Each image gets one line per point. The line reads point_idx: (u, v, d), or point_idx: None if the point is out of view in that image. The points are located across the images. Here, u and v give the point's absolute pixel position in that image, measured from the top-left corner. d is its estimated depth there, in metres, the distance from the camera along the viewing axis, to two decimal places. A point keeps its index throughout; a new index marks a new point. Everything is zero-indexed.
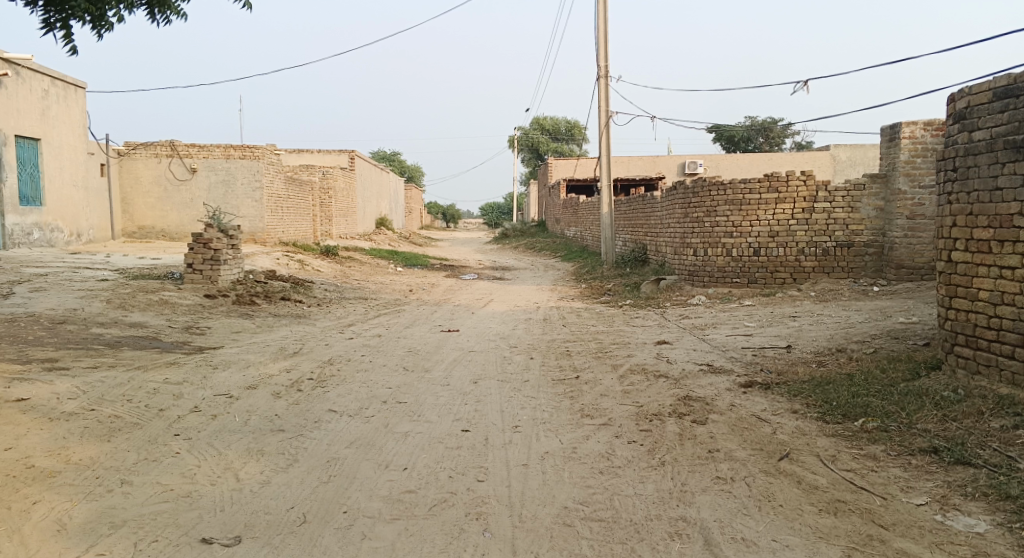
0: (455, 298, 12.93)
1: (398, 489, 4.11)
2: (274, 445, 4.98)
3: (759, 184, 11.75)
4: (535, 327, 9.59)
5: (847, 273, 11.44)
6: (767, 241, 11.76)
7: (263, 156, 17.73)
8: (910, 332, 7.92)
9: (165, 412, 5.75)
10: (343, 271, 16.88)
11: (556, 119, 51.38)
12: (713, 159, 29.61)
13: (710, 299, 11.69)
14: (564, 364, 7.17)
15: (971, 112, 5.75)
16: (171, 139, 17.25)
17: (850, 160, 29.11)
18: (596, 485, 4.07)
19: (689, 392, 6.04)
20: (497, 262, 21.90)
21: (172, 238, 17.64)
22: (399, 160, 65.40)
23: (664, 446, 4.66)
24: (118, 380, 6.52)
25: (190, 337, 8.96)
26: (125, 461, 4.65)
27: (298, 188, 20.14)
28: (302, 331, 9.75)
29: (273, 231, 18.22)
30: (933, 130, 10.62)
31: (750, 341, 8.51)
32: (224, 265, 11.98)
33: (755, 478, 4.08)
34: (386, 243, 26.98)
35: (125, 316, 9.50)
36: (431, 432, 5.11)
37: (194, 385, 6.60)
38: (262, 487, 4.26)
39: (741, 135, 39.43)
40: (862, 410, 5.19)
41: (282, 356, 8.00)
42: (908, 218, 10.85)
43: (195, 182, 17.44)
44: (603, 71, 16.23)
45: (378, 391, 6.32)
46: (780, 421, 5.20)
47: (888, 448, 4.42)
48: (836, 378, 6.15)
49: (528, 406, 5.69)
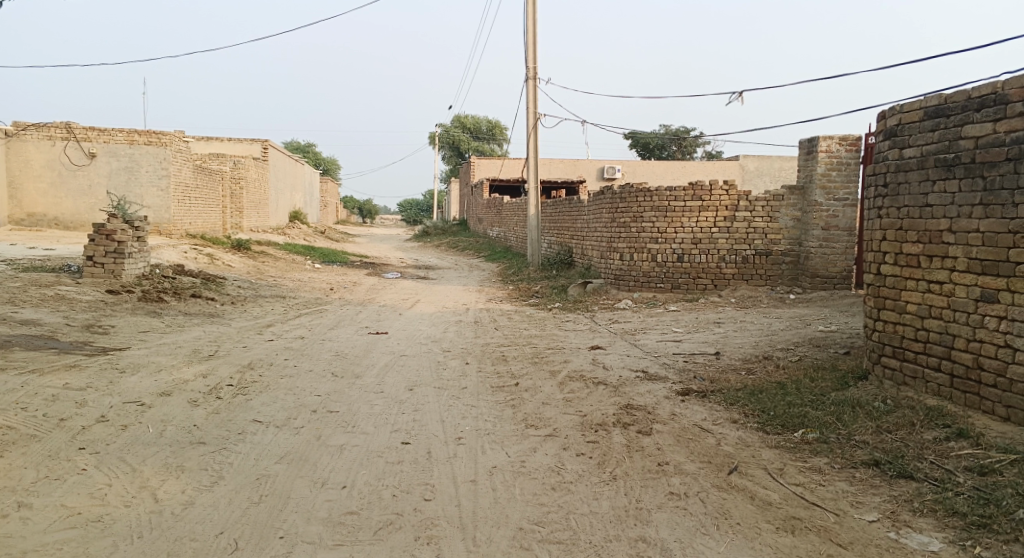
0: (379, 298, 12.55)
1: (338, 510, 3.83)
2: (195, 460, 4.58)
3: (685, 191, 11.93)
4: (466, 329, 9.37)
5: (766, 281, 11.77)
6: (690, 248, 11.96)
7: (171, 143, 16.75)
8: (831, 340, 8.18)
9: (67, 422, 5.22)
10: (257, 267, 16.15)
11: (477, 118, 51.27)
12: (630, 164, 30.12)
13: (635, 303, 11.79)
14: (500, 370, 6.98)
15: (902, 130, 5.93)
16: (68, 121, 16.01)
17: (758, 170, 30.33)
18: (549, 503, 3.91)
19: (630, 401, 5.97)
20: (419, 260, 21.54)
21: (67, 226, 16.44)
22: (314, 154, 63.61)
23: (613, 459, 4.55)
24: (11, 385, 5.90)
25: (91, 336, 8.28)
26: (22, 481, 4.16)
27: (207, 178, 19.16)
28: (216, 332, 9.18)
29: (180, 222, 17.25)
30: (848, 145, 11.06)
31: (681, 346, 8.57)
32: (128, 258, 11.18)
33: (708, 494, 4.03)
34: (301, 237, 26.09)
35: (16, 313, 8.69)
36: (368, 444, 4.82)
37: (99, 391, 6.04)
38: (185, 509, 3.87)
39: (655, 142, 40.57)
40: (800, 420, 5.25)
41: (196, 359, 7.46)
42: (823, 229, 11.20)
43: (95, 168, 16.27)
44: (532, 72, 16.16)
45: (307, 399, 5.96)
46: (723, 431, 5.20)
47: (832, 461, 4.47)
48: (769, 387, 6.23)
49: (469, 415, 5.48)
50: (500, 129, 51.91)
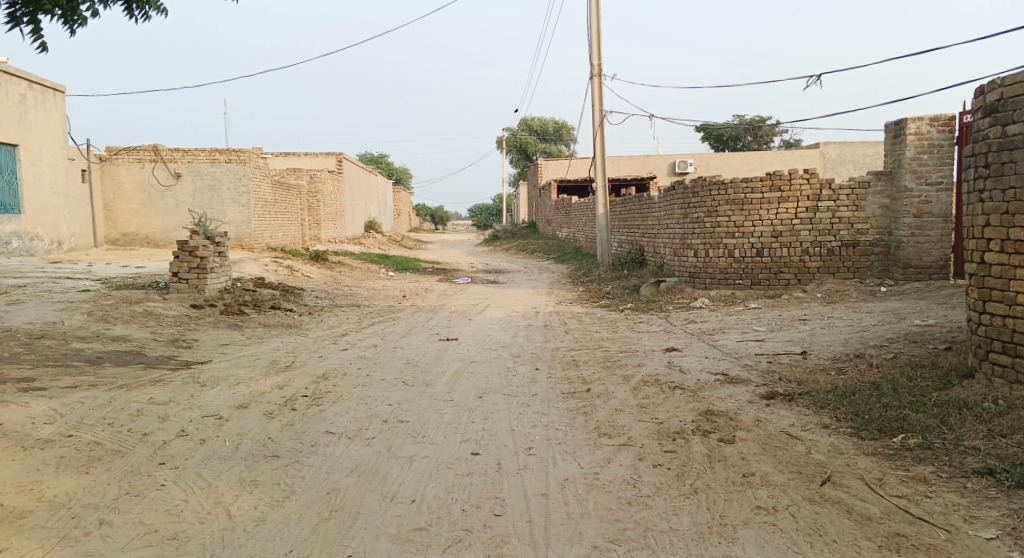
0: (451, 304, 12.54)
1: (408, 526, 3.75)
2: (267, 474, 4.58)
3: (762, 183, 11.42)
4: (537, 333, 9.22)
5: (853, 274, 11.15)
6: (770, 241, 11.44)
7: (249, 160, 17.29)
8: (928, 335, 7.62)
9: (149, 437, 5.33)
10: (333, 277, 16.46)
11: (544, 119, 51.17)
12: (703, 157, 29.41)
13: (713, 301, 11.36)
14: (572, 375, 6.79)
15: (1005, 105, 5.44)
16: (155, 143, 16.74)
17: (840, 157, 29.13)
18: (626, 519, 3.71)
19: (709, 406, 5.68)
20: (490, 264, 21.54)
21: (157, 244, 17.15)
22: (387, 163, 64.86)
23: (693, 470, 4.30)
24: (99, 401, 6.09)
25: (176, 351, 8.53)
26: (105, 497, 4.24)
27: (285, 192, 19.71)
28: (293, 343, 9.32)
29: (260, 236, 17.78)
30: (939, 126, 10.36)
31: (763, 346, 8.16)
32: (211, 273, 11.53)
33: (800, 507, 3.74)
34: (376, 246, 26.52)
35: (108, 330, 9.06)
36: (438, 456, 4.73)
37: (180, 405, 6.17)
38: (257, 526, 3.86)
39: (728, 133, 39.53)
40: (899, 424, 4.85)
41: (273, 370, 7.57)
42: (915, 216, 10.52)
43: (180, 188, 16.97)
44: (597, 70, 15.91)
45: (378, 409, 5.92)
46: (813, 437, 4.85)
47: (938, 470, 4.09)
48: (862, 387, 5.82)
49: (540, 423, 5.31)
50: (568, 130, 51.73)
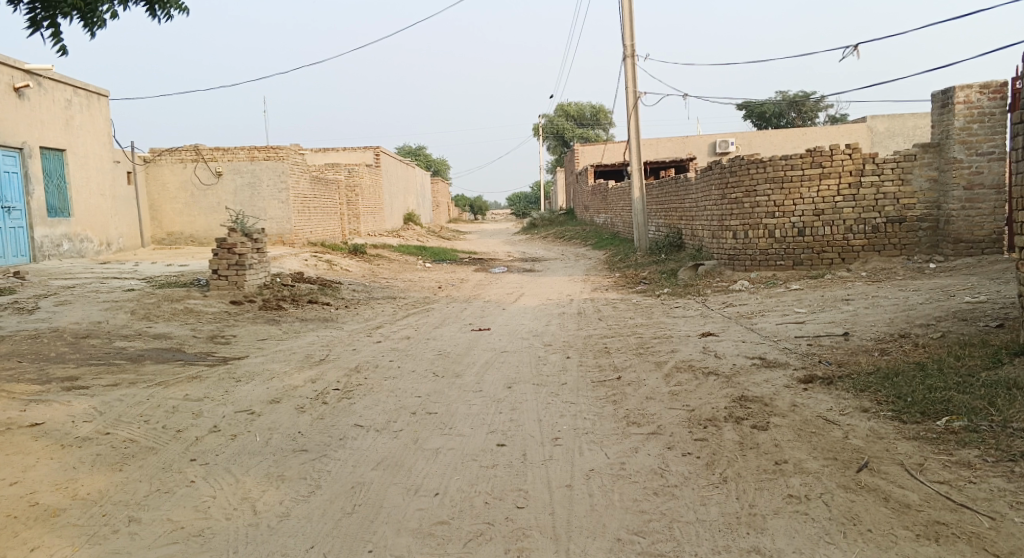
0: (486, 293, 12.50)
1: (429, 520, 3.71)
2: (294, 469, 4.59)
3: (802, 159, 11.06)
4: (570, 321, 9.11)
5: (900, 250, 10.76)
6: (812, 220, 11.09)
7: (287, 156, 17.50)
8: (979, 312, 7.29)
9: (182, 433, 5.41)
10: (371, 270, 16.58)
11: (581, 104, 50.68)
12: (744, 136, 28.71)
13: (753, 283, 11.07)
14: (604, 363, 6.68)
15: None
16: (195, 143, 17.05)
17: (888, 130, 28.13)
18: (650, 511, 3.61)
19: (744, 391, 5.51)
20: (527, 253, 21.44)
21: (201, 243, 17.48)
22: (425, 155, 65.17)
23: (723, 459, 4.17)
24: (138, 399, 6.21)
25: (215, 347, 8.68)
26: (136, 494, 4.31)
27: (324, 187, 19.90)
28: (328, 336, 9.40)
29: (300, 231, 18.00)
30: (991, 93, 9.92)
31: (803, 328, 7.91)
32: (249, 269, 11.69)
33: (834, 495, 3.59)
34: (414, 238, 26.65)
35: (150, 328, 9.26)
36: (464, 447, 4.68)
37: (215, 401, 6.25)
38: (280, 521, 3.87)
39: (770, 111, 38.64)
40: (944, 407, 4.63)
41: (307, 364, 7.63)
42: (965, 189, 10.09)
43: (221, 186, 17.27)
44: (629, 51, 15.63)
45: (407, 402, 5.90)
46: (851, 422, 4.66)
47: (984, 454, 3.88)
48: (905, 368, 5.58)
49: (568, 413, 5.23)
50: (605, 114, 51.16)
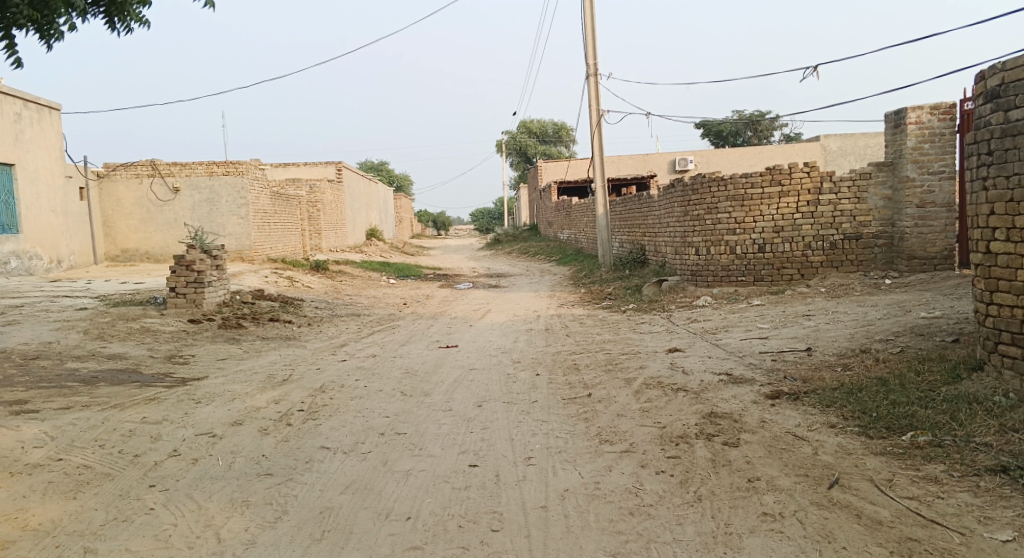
0: (451, 310, 12.42)
1: (402, 545, 3.63)
2: (260, 494, 4.46)
3: (761, 177, 11.27)
4: (538, 338, 9.08)
5: (857, 267, 11.00)
6: (772, 236, 11.29)
7: (247, 172, 17.23)
8: (935, 327, 7.47)
9: (140, 458, 5.22)
10: (334, 286, 16.36)
11: (543, 122, 51.09)
12: (703, 154, 29.23)
13: (716, 299, 11.21)
14: (573, 380, 6.66)
15: (1006, 90, 5.33)
16: (152, 158, 16.69)
17: (841, 149, 28.96)
18: (626, 531, 3.59)
19: (713, 408, 5.54)
20: (491, 269, 21.40)
21: (157, 260, 17.07)
22: (387, 170, 64.90)
23: (697, 477, 4.16)
24: (92, 422, 5.98)
25: (173, 367, 8.44)
26: (92, 523, 4.13)
27: (285, 203, 19.63)
28: (291, 355, 9.21)
29: (260, 248, 17.70)
30: (941, 114, 10.23)
31: (767, 344, 8.02)
32: (208, 287, 11.43)
33: (807, 513, 3.61)
34: (377, 254, 26.43)
35: (104, 348, 8.97)
36: (435, 469, 4.60)
37: (175, 423, 6.06)
38: (246, 549, 3.74)
39: (727, 129, 39.48)
40: (908, 421, 4.71)
41: (270, 384, 7.45)
42: (918, 207, 10.37)
43: (178, 202, 16.90)
44: (592, 70, 15.80)
45: (375, 422, 5.79)
46: (820, 438, 4.71)
47: (950, 469, 3.94)
48: (869, 384, 5.67)
49: (540, 431, 5.18)
50: (567, 131, 51.66)
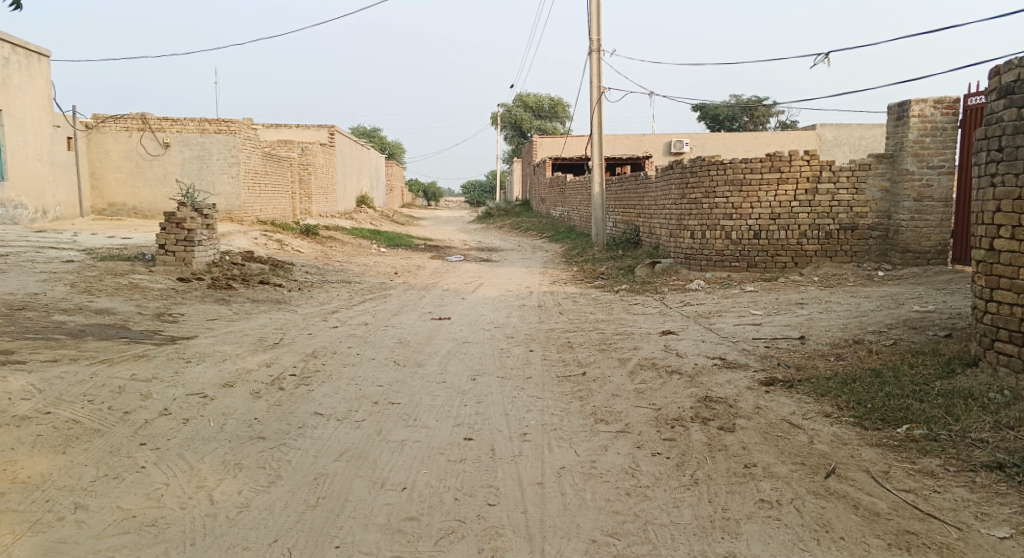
0: (443, 281, 12.35)
1: (398, 515, 3.61)
2: (253, 457, 4.41)
3: (761, 164, 11.23)
4: (531, 313, 9.05)
5: (851, 258, 11.01)
6: (768, 223, 11.27)
7: (240, 130, 16.96)
8: (928, 321, 7.50)
9: (130, 416, 5.15)
10: (324, 252, 16.22)
11: (540, 96, 50.69)
12: (699, 136, 29.13)
13: (709, 283, 11.21)
14: (567, 358, 6.63)
15: (1021, 86, 5.29)
16: (143, 112, 16.37)
17: (836, 139, 28.98)
18: (624, 512, 3.59)
19: (708, 392, 5.54)
20: (483, 242, 21.31)
21: (145, 215, 16.83)
22: (380, 137, 64.27)
23: (694, 460, 4.16)
24: (80, 377, 5.89)
25: (162, 325, 8.33)
26: (81, 479, 4.08)
27: (277, 164, 19.37)
28: (282, 318, 9.13)
29: (250, 208, 17.49)
30: (944, 108, 10.14)
31: (760, 330, 8.03)
32: (198, 246, 11.28)
33: (805, 501, 3.63)
34: (367, 221, 26.22)
35: (91, 302, 8.84)
36: (430, 440, 4.57)
37: (164, 382, 5.98)
38: (240, 512, 3.71)
39: (724, 113, 39.37)
40: (903, 414, 4.72)
41: (261, 347, 7.38)
42: (915, 201, 10.35)
43: (169, 158, 16.62)
44: (595, 46, 15.62)
45: (368, 390, 5.75)
46: (815, 426, 4.72)
47: (946, 464, 3.97)
48: (863, 375, 5.69)
49: (535, 408, 5.16)
50: (563, 107, 51.31)
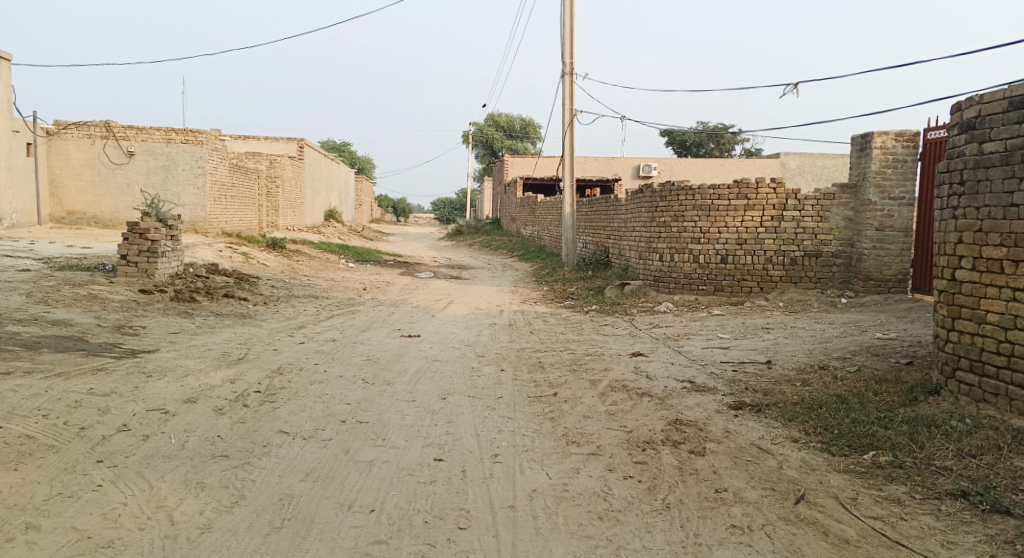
0: (412, 299, 12.25)
1: (366, 539, 3.53)
2: (215, 476, 4.29)
3: (729, 190, 11.40)
4: (501, 333, 9.01)
5: (815, 284, 11.19)
6: (735, 248, 11.42)
7: (207, 141, 16.72)
8: (890, 348, 7.63)
9: (86, 432, 4.98)
10: (291, 266, 16.00)
11: (511, 116, 51.02)
12: (667, 161, 29.52)
13: (677, 306, 11.30)
14: (538, 378, 6.60)
15: (982, 122, 5.46)
16: (107, 119, 16.05)
17: (799, 168, 29.60)
18: (596, 536, 3.57)
19: (678, 415, 5.55)
20: (451, 259, 21.25)
21: (106, 225, 16.45)
22: (349, 152, 63.97)
23: (665, 484, 4.16)
24: (35, 390, 5.68)
25: (121, 338, 8.11)
26: (34, 498, 3.91)
27: (244, 176, 19.12)
28: (246, 333, 8.95)
29: (215, 220, 17.21)
30: (905, 141, 10.42)
31: (728, 354, 8.09)
32: (161, 257, 11.03)
33: (775, 528, 3.65)
34: (335, 236, 26.00)
35: (48, 313, 8.57)
36: (399, 461, 4.49)
37: (124, 397, 5.80)
38: (202, 534, 3.59)
39: (691, 139, 40.02)
40: (869, 441, 4.78)
41: (225, 362, 7.21)
42: (878, 230, 10.58)
43: (133, 167, 16.29)
44: (568, 69, 15.77)
45: (335, 409, 5.64)
46: (784, 451, 4.75)
47: (912, 490, 4.02)
48: (829, 400, 5.75)
49: (506, 429, 5.12)
50: (534, 128, 51.67)
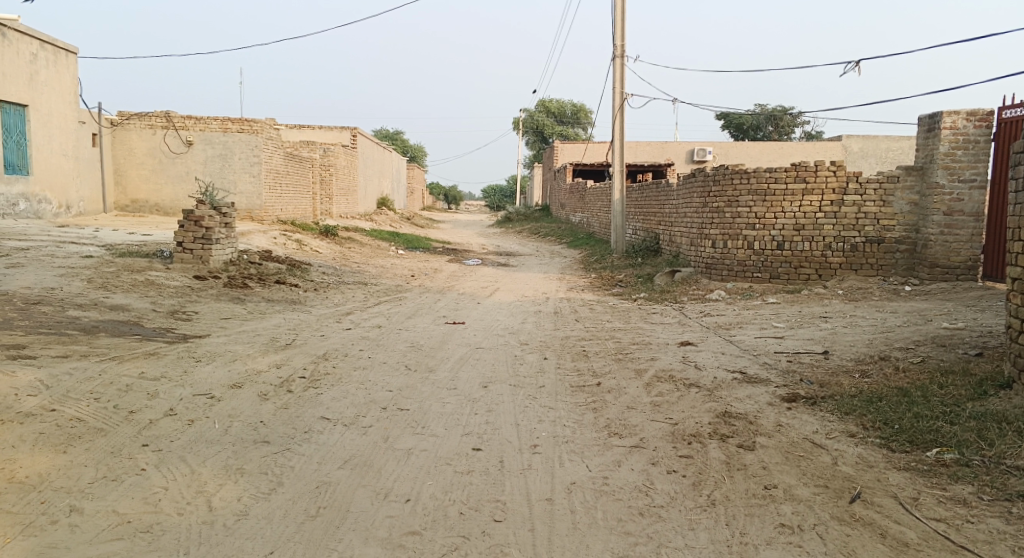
0: (459, 286, 12.22)
1: (400, 529, 3.48)
2: (255, 462, 4.30)
3: (786, 173, 10.99)
4: (546, 321, 8.88)
5: (877, 271, 10.72)
6: (792, 234, 11.02)
7: (262, 130, 17.01)
8: (957, 339, 7.23)
9: (134, 416, 5.06)
10: (342, 253, 16.17)
11: (562, 102, 50.57)
12: (722, 145, 28.81)
13: (730, 294, 10.97)
14: (582, 368, 6.46)
15: None
16: (167, 110, 16.47)
17: (862, 150, 28.52)
18: (636, 533, 3.43)
19: (727, 407, 5.34)
20: (500, 246, 21.19)
21: (166, 213, 16.89)
22: (402, 140, 64.47)
23: (711, 479, 3.99)
24: (89, 374, 5.81)
25: (175, 323, 8.27)
26: (80, 480, 3.99)
27: (297, 164, 19.39)
28: (296, 319, 9.04)
29: (270, 208, 17.50)
30: (977, 120, 9.85)
31: (783, 344, 7.79)
32: (216, 244, 11.25)
33: (828, 528, 3.46)
34: (387, 223, 26.20)
35: (107, 298, 8.81)
36: (437, 450, 4.43)
37: (172, 382, 5.90)
38: (237, 521, 3.59)
39: (749, 122, 38.97)
40: (933, 437, 4.50)
41: (272, 348, 7.28)
42: (945, 214, 10.06)
43: (191, 155, 16.69)
44: (619, 51, 15.44)
45: (377, 395, 5.62)
46: (839, 447, 4.51)
47: (980, 492, 3.76)
48: (890, 393, 5.46)
49: (547, 418, 5.01)
50: (585, 114, 51.12)
